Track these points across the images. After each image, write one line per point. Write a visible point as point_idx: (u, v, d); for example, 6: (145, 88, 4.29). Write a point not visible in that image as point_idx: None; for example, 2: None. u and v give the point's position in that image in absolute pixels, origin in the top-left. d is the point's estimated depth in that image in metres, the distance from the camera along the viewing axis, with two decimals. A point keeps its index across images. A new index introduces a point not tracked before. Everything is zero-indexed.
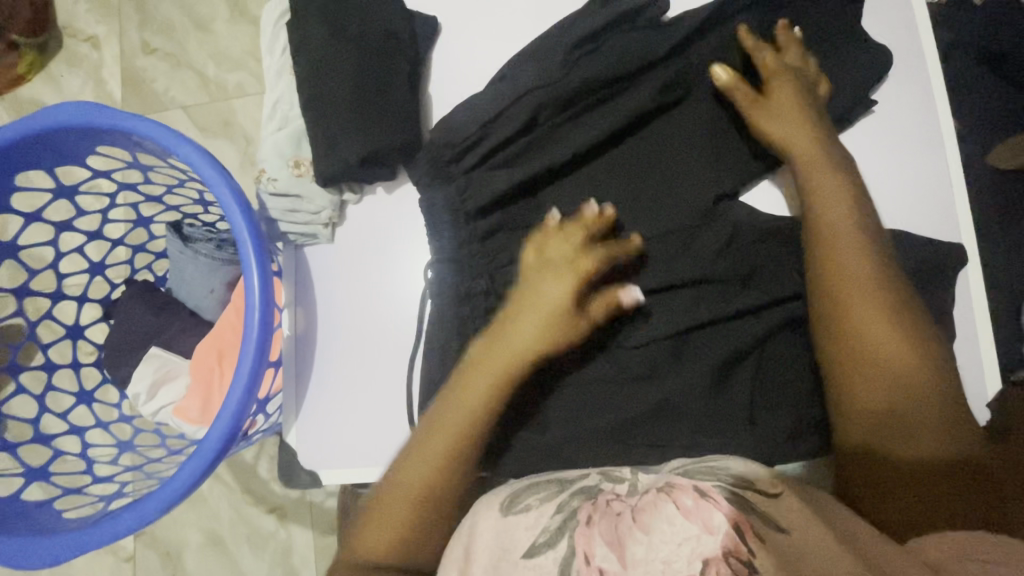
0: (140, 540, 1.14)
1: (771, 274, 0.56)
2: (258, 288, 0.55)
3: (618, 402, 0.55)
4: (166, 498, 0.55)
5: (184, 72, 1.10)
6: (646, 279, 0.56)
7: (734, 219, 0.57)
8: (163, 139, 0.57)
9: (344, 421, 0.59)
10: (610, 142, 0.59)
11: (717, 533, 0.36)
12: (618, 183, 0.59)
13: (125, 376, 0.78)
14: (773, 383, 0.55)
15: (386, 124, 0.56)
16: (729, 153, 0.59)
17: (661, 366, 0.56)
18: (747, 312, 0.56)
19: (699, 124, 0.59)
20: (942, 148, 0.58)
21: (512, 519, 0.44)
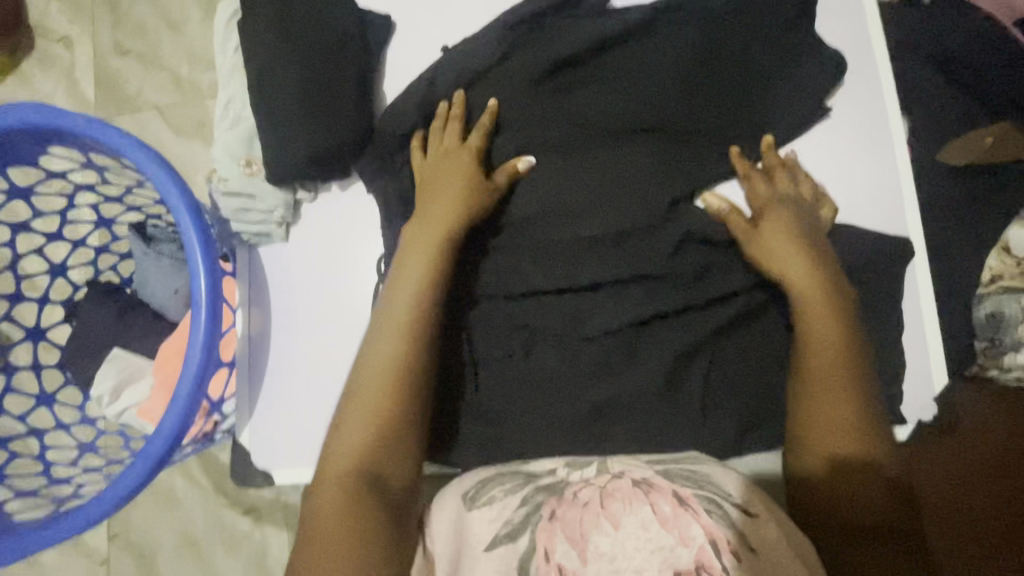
0: (116, 542, 1.14)
1: (721, 273, 0.57)
2: (205, 289, 0.56)
3: (568, 398, 0.55)
4: (113, 499, 0.55)
5: (157, 73, 1.10)
6: (595, 277, 0.56)
7: (689, 221, 0.57)
8: (113, 139, 0.57)
9: (298, 421, 0.59)
10: (562, 140, 0.58)
11: (692, 546, 0.40)
12: (572, 182, 0.58)
13: (88, 377, 0.78)
14: (723, 381, 0.55)
15: (336, 125, 0.57)
16: (684, 150, 0.58)
17: (612, 365, 0.56)
18: (695, 308, 0.56)
19: (651, 120, 0.58)
20: (889, 142, 0.58)
21: (474, 513, 0.47)
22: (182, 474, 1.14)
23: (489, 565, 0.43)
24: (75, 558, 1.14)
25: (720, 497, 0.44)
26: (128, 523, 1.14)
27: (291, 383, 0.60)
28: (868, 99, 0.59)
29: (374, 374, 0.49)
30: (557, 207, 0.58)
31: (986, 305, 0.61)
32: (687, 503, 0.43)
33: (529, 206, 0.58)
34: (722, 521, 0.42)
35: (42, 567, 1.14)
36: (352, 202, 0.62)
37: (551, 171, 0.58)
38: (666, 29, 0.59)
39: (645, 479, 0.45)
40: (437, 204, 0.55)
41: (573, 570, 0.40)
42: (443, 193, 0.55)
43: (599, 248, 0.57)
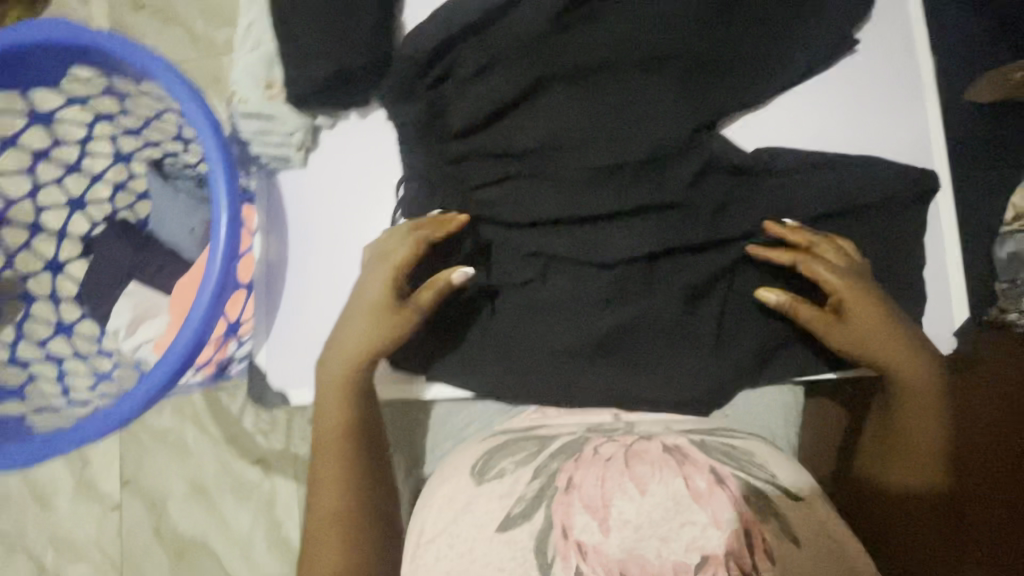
0: (126, 489, 1.14)
1: (742, 203, 0.56)
2: (225, 209, 0.55)
3: (580, 321, 0.56)
4: (133, 407, 0.56)
5: (174, 29, 1.09)
6: (611, 204, 0.56)
7: (709, 152, 0.56)
8: (137, 57, 0.57)
9: (315, 341, 0.61)
10: (586, 68, 0.57)
11: (724, 528, 0.41)
12: (592, 110, 0.57)
13: (104, 311, 0.78)
14: (737, 312, 0.57)
15: (361, 47, 0.56)
16: (709, 78, 0.57)
17: (628, 293, 0.56)
18: (712, 242, 0.56)
19: (679, 48, 0.56)
20: (919, 74, 0.58)
21: (484, 489, 0.47)
22: (193, 424, 1.14)
23: (504, 551, 0.43)
24: (86, 504, 1.15)
25: (760, 481, 0.45)
26: (140, 469, 1.15)
27: (309, 303, 0.61)
28: (895, 33, 0.58)
29: (329, 423, 0.53)
30: (579, 136, 0.57)
31: (1009, 244, 0.62)
32: (724, 482, 0.44)
33: (551, 135, 0.57)
34: (759, 508, 0.43)
35: (54, 511, 1.15)
36: (372, 132, 0.62)
37: (571, 101, 0.57)
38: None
39: (678, 449, 0.47)
40: (349, 347, 0.54)
41: (593, 546, 0.41)
42: (355, 332, 0.54)
43: (620, 178, 0.56)
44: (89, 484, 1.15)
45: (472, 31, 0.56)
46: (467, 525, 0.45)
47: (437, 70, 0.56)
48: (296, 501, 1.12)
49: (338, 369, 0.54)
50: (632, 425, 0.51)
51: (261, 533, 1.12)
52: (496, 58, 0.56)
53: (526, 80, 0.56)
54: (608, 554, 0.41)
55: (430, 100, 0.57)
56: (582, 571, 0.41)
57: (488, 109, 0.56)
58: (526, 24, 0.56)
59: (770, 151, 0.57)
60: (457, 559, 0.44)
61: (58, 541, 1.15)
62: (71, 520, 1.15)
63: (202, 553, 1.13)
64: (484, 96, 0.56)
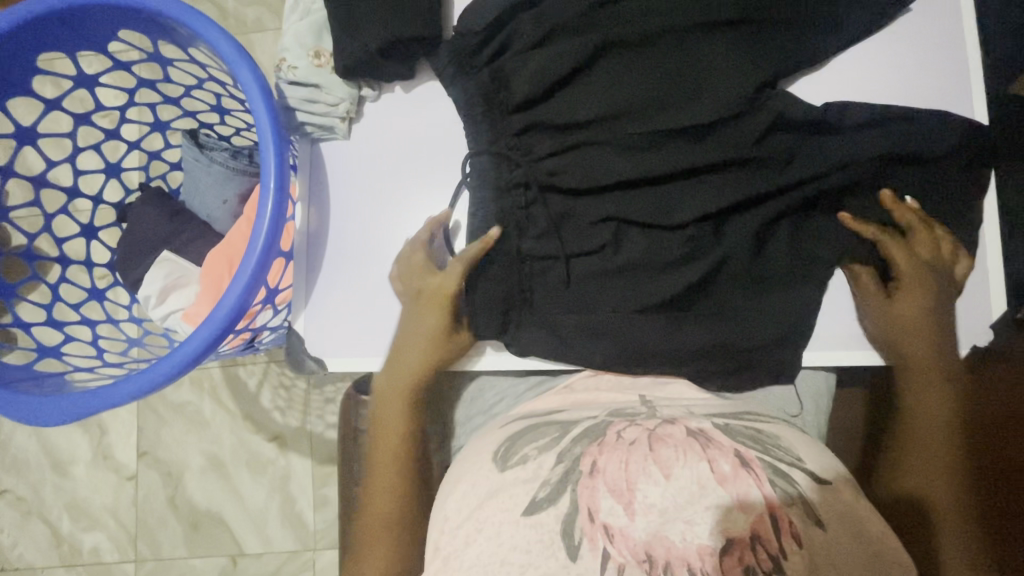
0: (142, 460, 1.15)
1: (809, 156, 0.57)
2: (274, 173, 0.55)
3: (656, 281, 0.57)
4: (171, 369, 0.55)
5: (204, 5, 1.09)
6: (682, 158, 0.57)
7: (776, 109, 0.56)
8: (188, 19, 0.56)
9: (356, 309, 0.61)
10: (639, 38, 0.58)
11: (750, 510, 0.41)
12: (646, 77, 0.58)
13: (137, 278, 0.79)
14: (805, 251, 0.58)
15: (410, 14, 0.57)
16: (766, 44, 0.57)
17: (701, 246, 0.58)
18: (775, 193, 0.57)
19: (730, 15, 0.57)
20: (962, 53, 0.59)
21: (509, 473, 0.47)
22: (211, 398, 1.15)
23: (531, 533, 0.42)
24: (101, 474, 1.16)
25: (787, 465, 0.44)
26: (157, 441, 1.15)
27: (351, 271, 0.62)
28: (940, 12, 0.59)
29: (386, 453, 0.57)
30: (637, 104, 0.57)
31: None
32: (749, 464, 0.43)
33: (611, 105, 0.57)
34: (784, 491, 0.42)
35: (71, 478, 1.16)
36: (417, 106, 0.62)
37: (625, 70, 0.58)
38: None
39: (703, 432, 0.46)
40: (394, 372, 0.58)
41: (620, 528, 0.41)
42: (410, 363, 0.58)
43: (687, 136, 0.57)
44: (106, 454, 1.16)
45: (527, 8, 0.58)
46: (502, 491, 0.46)
47: (494, 45, 0.58)
48: (311, 478, 1.13)
49: (389, 390, 0.58)
50: (655, 408, 0.51)
51: (274, 508, 1.13)
52: (553, 31, 0.58)
53: (584, 49, 0.57)
54: (635, 538, 0.41)
55: (492, 73, 0.57)
56: (610, 554, 0.41)
57: (550, 80, 0.57)
58: None
59: (839, 106, 0.57)
60: (491, 525, 0.44)
61: (74, 509, 1.15)
62: (88, 489, 1.15)
63: (215, 526, 1.13)
64: (549, 66, 0.57)
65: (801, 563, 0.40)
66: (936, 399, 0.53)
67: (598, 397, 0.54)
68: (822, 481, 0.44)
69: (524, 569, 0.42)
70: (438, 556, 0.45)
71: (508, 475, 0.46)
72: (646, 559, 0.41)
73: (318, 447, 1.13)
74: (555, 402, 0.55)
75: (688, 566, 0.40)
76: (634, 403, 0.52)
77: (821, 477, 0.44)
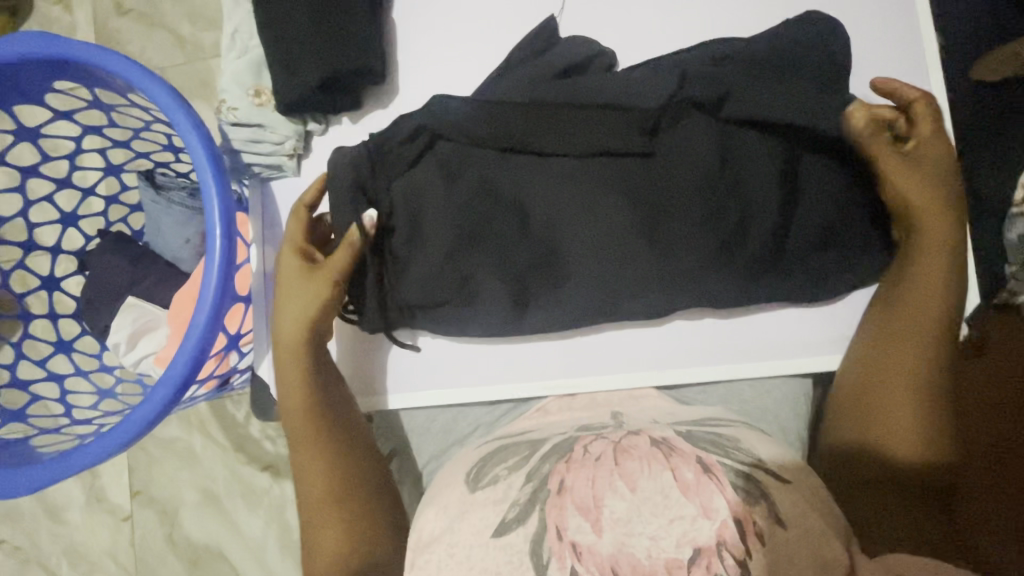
0: (136, 500, 1.14)
1: (723, 249, 0.55)
2: (219, 216, 0.53)
3: (533, 318, 0.59)
4: (132, 427, 0.54)
5: (159, 33, 1.06)
6: (568, 265, 0.56)
7: (713, 205, 0.54)
8: (120, 68, 0.54)
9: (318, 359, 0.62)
10: (578, 188, 0.55)
11: (714, 518, 0.40)
12: (567, 228, 0.55)
13: (105, 326, 0.77)
14: (673, 270, 0.55)
15: (347, 46, 0.56)
16: (719, 202, 0.54)
17: (584, 309, 0.57)
18: (653, 270, 0.55)
19: (692, 166, 0.54)
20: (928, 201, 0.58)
21: (480, 494, 0.46)
22: (201, 434, 1.14)
23: (501, 555, 0.42)
24: (96, 516, 1.15)
25: (749, 468, 0.43)
26: (149, 479, 1.14)
27: None
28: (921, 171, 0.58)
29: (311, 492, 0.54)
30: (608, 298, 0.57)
31: (1017, 227, 0.62)
32: (711, 471, 0.42)
33: (587, 307, 0.58)
34: (746, 492, 0.41)
35: (65, 523, 1.15)
36: None
37: (582, 237, 0.55)
38: (686, 111, 0.55)
39: (665, 441, 0.45)
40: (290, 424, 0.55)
41: (587, 546, 0.40)
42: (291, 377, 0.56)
43: (579, 244, 0.55)
44: (99, 496, 1.15)
45: (448, 166, 0.56)
46: (471, 512, 0.45)
47: (403, 214, 0.56)
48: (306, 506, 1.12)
49: (304, 435, 0.55)
50: (620, 420, 0.51)
51: (272, 541, 1.12)
52: (507, 207, 0.56)
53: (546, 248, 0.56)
54: (601, 553, 0.40)
55: (442, 264, 0.56)
56: (577, 572, 0.40)
57: (469, 248, 0.56)
58: (493, 157, 0.56)
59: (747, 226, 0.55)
60: (461, 548, 0.43)
61: (73, 552, 1.15)
62: (84, 532, 1.15)
63: (213, 561, 1.12)
64: (464, 235, 0.55)
65: (762, 561, 0.40)
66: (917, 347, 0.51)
67: (572, 422, 0.53)
68: (783, 481, 0.44)
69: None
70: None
71: (477, 495, 0.45)
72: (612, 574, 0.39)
73: None
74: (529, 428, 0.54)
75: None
76: (603, 416, 0.52)
77: (779, 476, 0.44)
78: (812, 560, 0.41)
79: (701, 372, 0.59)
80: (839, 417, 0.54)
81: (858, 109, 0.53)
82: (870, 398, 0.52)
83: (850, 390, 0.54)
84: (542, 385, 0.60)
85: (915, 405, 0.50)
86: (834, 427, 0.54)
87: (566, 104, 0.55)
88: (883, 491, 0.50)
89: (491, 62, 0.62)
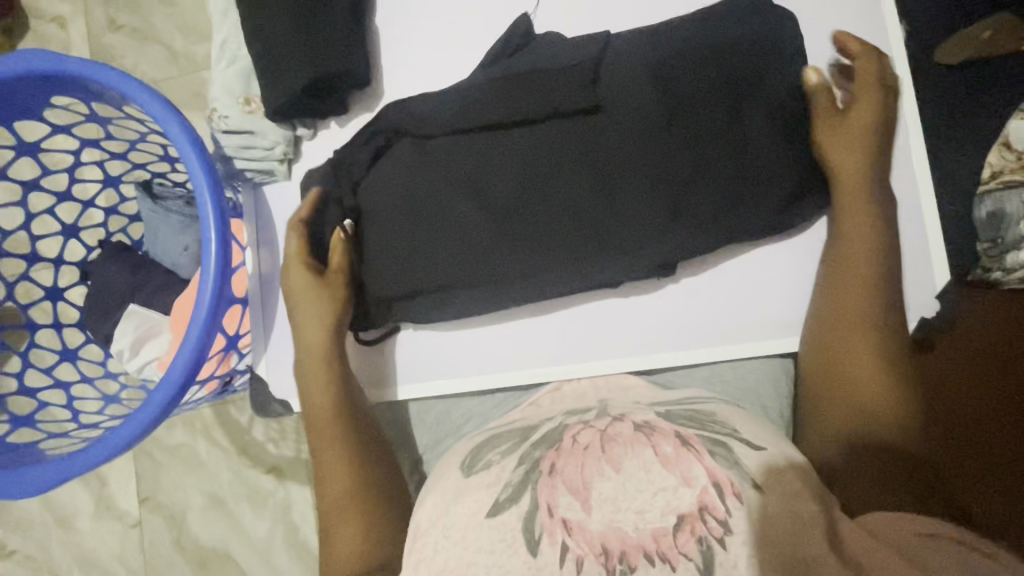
0: (144, 506, 1.16)
1: (682, 206, 0.57)
2: (213, 220, 0.56)
3: (505, 290, 0.60)
4: (136, 427, 0.56)
5: (152, 47, 1.09)
6: (541, 233, 0.58)
7: (665, 160, 0.57)
8: (114, 82, 0.57)
9: None
10: (535, 153, 0.58)
11: (695, 486, 0.40)
12: (528, 197, 0.58)
13: (108, 333, 0.79)
14: (632, 231, 0.57)
15: (329, 51, 0.58)
16: (672, 158, 0.56)
17: (548, 269, 0.59)
18: (614, 229, 0.57)
19: (637, 121, 0.57)
20: (912, 178, 0.59)
21: (473, 478, 0.47)
22: (205, 438, 1.16)
23: (493, 533, 0.42)
24: (106, 522, 1.17)
25: (724, 436, 0.44)
26: (157, 484, 1.16)
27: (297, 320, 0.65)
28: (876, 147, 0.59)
29: (335, 498, 0.54)
30: (579, 272, 0.59)
31: (986, 203, 0.63)
32: (690, 444, 0.43)
33: (560, 283, 0.59)
34: (724, 459, 0.42)
35: (76, 532, 1.17)
36: None
37: (550, 208, 0.58)
38: (622, 81, 0.58)
39: (648, 424, 0.46)
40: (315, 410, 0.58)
41: (577, 522, 0.41)
42: (315, 394, 0.59)
43: (546, 211, 0.58)
44: (109, 502, 1.17)
45: (425, 140, 0.60)
46: (466, 495, 0.46)
47: (390, 201, 0.60)
48: (311, 506, 1.13)
49: (322, 434, 0.57)
50: (606, 405, 0.52)
51: (279, 542, 1.13)
52: (468, 182, 0.59)
53: (514, 228, 0.58)
54: (592, 530, 0.40)
55: (417, 255, 0.59)
56: (568, 547, 0.40)
57: (444, 220, 0.59)
58: (457, 125, 0.59)
59: (705, 180, 0.56)
60: (457, 530, 0.44)
61: (84, 559, 1.17)
62: (94, 539, 1.17)
63: (222, 563, 1.14)
64: (443, 211, 0.59)
65: (746, 524, 0.39)
66: (872, 291, 0.53)
67: (562, 408, 0.55)
68: (760, 449, 0.44)
69: (489, 569, 0.41)
70: (407, 565, 0.45)
71: (470, 480, 0.47)
72: (603, 553, 0.40)
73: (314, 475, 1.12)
74: (519, 417, 0.55)
75: (645, 553, 0.39)
76: (595, 403, 0.53)
77: (757, 444, 0.44)
78: (794, 524, 0.39)
79: (684, 356, 0.62)
80: (814, 386, 0.54)
81: (811, 75, 0.56)
82: (835, 355, 0.53)
83: (819, 350, 0.55)
84: (530, 373, 0.63)
85: (874, 353, 0.51)
86: (817, 400, 0.54)
87: (522, 73, 0.59)
88: (863, 459, 0.48)
89: (472, 63, 0.64)
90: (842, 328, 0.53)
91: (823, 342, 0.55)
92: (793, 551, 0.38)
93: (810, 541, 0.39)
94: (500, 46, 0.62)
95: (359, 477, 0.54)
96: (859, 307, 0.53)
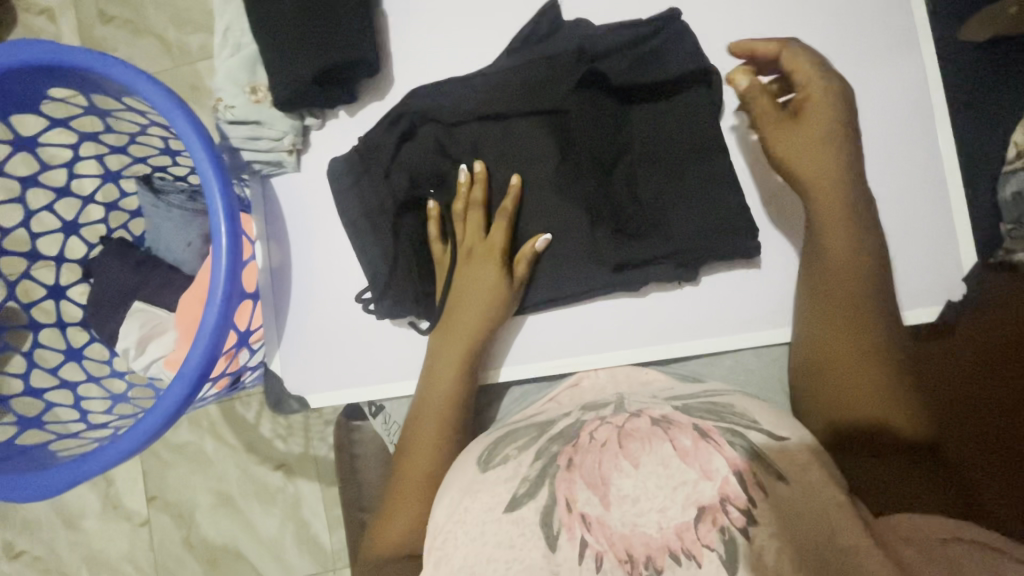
0: (151, 505, 1.15)
1: (704, 198, 0.56)
2: (223, 215, 0.54)
3: (547, 280, 0.60)
4: (149, 428, 0.54)
5: (146, 38, 1.06)
6: (568, 217, 0.58)
7: (693, 143, 0.57)
8: (115, 73, 0.54)
9: (324, 355, 0.64)
10: (561, 140, 0.58)
11: (715, 479, 0.38)
12: (548, 188, 0.58)
13: (112, 333, 0.78)
14: (661, 221, 0.57)
15: (339, 40, 0.56)
16: (688, 144, 0.57)
17: (579, 259, 0.58)
18: (645, 219, 0.57)
19: (670, 112, 0.57)
20: (938, 163, 0.57)
21: (490, 472, 0.46)
22: (213, 436, 1.14)
23: (513, 528, 0.41)
24: (113, 522, 1.16)
25: (744, 427, 0.42)
26: (164, 484, 1.15)
27: (306, 319, 0.64)
28: (865, 122, 0.58)
29: (410, 473, 0.53)
30: (588, 272, 0.58)
31: (1011, 184, 0.64)
32: (710, 436, 0.41)
33: (582, 281, 0.59)
34: (745, 451, 0.40)
35: (84, 532, 1.16)
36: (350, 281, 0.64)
37: (562, 197, 0.58)
38: (657, 68, 0.58)
39: (666, 418, 0.44)
40: (445, 397, 0.56)
41: (596, 517, 0.39)
42: (442, 381, 0.57)
43: (569, 201, 0.58)
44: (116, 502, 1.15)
45: (462, 123, 0.59)
46: (482, 491, 0.44)
47: (421, 180, 0.60)
48: (321, 501, 1.12)
49: (426, 410, 0.56)
50: (624, 399, 0.51)
51: (289, 538, 1.12)
52: (506, 165, 0.59)
53: (527, 216, 0.59)
54: (612, 527, 0.38)
55: (437, 242, 0.60)
56: (587, 542, 0.39)
57: (482, 205, 0.59)
58: (489, 105, 0.58)
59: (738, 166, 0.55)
60: (477, 525, 0.42)
61: (91, 560, 1.16)
62: (102, 539, 1.16)
63: (232, 559, 1.13)
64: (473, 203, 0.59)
65: (773, 517, 0.37)
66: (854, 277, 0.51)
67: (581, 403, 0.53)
68: (780, 438, 0.41)
69: (516, 563, 0.39)
70: (429, 564, 0.42)
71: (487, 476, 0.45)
72: (627, 558, 0.38)
73: (323, 470, 1.11)
74: (539, 408, 0.55)
75: (669, 551, 0.37)
76: (609, 399, 0.52)
77: (780, 436, 0.42)
78: (827, 517, 0.38)
79: (705, 345, 0.60)
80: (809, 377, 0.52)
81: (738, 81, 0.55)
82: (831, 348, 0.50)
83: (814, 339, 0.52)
84: (545, 365, 0.62)
85: (857, 345, 0.49)
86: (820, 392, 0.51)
87: (557, 57, 0.58)
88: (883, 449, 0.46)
89: (485, 48, 0.63)
90: (829, 318, 0.51)
91: (822, 328, 0.52)
92: (822, 542, 0.37)
93: (854, 531, 0.37)
94: (524, 33, 0.60)
95: (443, 454, 0.54)
96: (844, 300, 0.51)
